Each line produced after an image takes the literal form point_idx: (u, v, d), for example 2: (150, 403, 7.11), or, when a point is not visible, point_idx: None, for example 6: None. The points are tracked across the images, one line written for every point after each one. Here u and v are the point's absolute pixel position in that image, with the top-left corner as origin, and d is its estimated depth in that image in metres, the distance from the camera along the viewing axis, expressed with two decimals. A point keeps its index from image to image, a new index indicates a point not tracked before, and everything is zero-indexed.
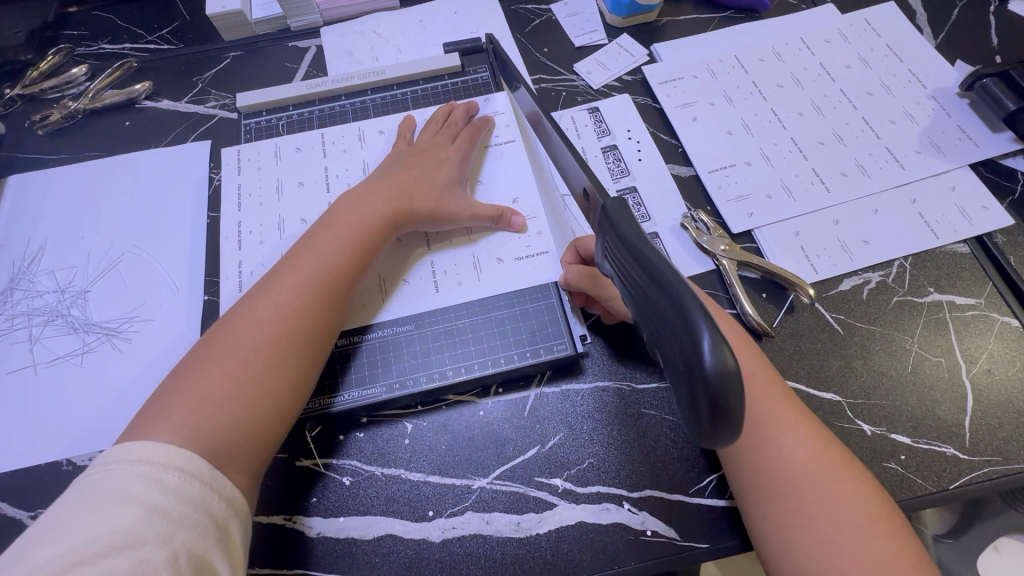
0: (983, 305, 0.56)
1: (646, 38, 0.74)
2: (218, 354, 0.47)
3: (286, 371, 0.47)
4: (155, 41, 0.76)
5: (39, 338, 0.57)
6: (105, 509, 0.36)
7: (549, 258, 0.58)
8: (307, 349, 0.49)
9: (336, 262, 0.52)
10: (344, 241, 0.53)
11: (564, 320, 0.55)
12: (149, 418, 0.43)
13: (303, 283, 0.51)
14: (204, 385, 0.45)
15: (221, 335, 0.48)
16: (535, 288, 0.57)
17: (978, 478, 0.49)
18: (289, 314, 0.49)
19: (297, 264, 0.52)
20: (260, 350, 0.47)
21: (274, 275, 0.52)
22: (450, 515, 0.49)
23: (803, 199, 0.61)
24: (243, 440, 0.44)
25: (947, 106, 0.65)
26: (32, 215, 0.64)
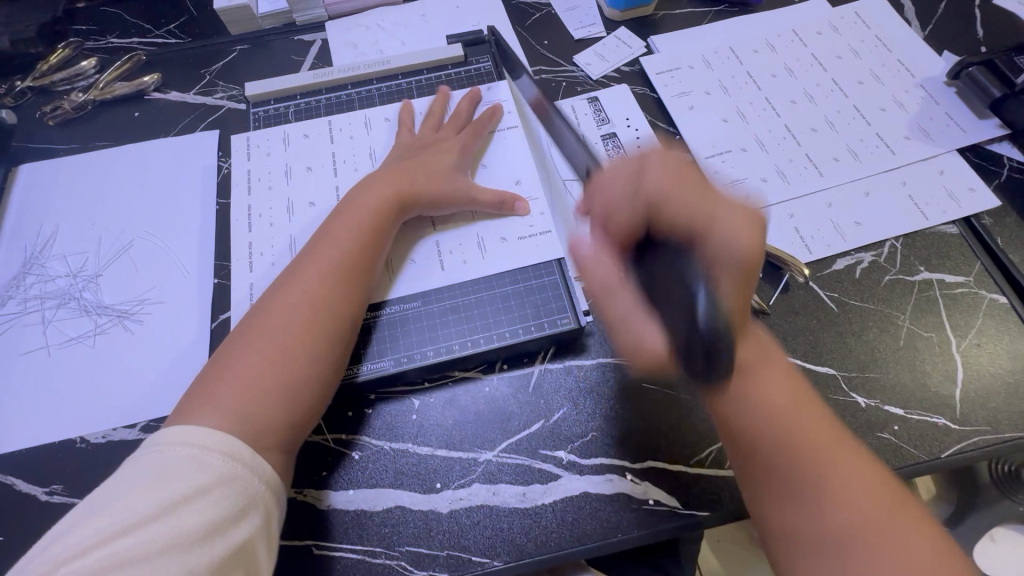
0: (972, 283, 0.58)
1: (644, 30, 0.76)
2: (254, 344, 0.48)
3: (320, 355, 0.49)
4: (163, 36, 0.78)
5: (52, 320, 0.58)
6: (150, 487, 0.39)
7: (552, 237, 0.60)
8: (336, 329, 0.50)
9: (355, 249, 0.54)
10: (358, 225, 0.55)
11: (568, 295, 0.57)
12: (189, 406, 0.45)
13: (326, 267, 0.52)
14: (242, 371, 0.47)
15: (252, 324, 0.50)
16: (540, 266, 0.58)
17: (969, 447, 0.51)
18: (316, 298, 0.50)
19: (320, 250, 0.54)
20: (290, 334, 0.48)
21: (296, 265, 0.53)
22: (457, 487, 0.50)
23: (797, 182, 0.63)
24: (284, 421, 0.46)
25: (935, 94, 0.67)
26: (44, 203, 0.65)
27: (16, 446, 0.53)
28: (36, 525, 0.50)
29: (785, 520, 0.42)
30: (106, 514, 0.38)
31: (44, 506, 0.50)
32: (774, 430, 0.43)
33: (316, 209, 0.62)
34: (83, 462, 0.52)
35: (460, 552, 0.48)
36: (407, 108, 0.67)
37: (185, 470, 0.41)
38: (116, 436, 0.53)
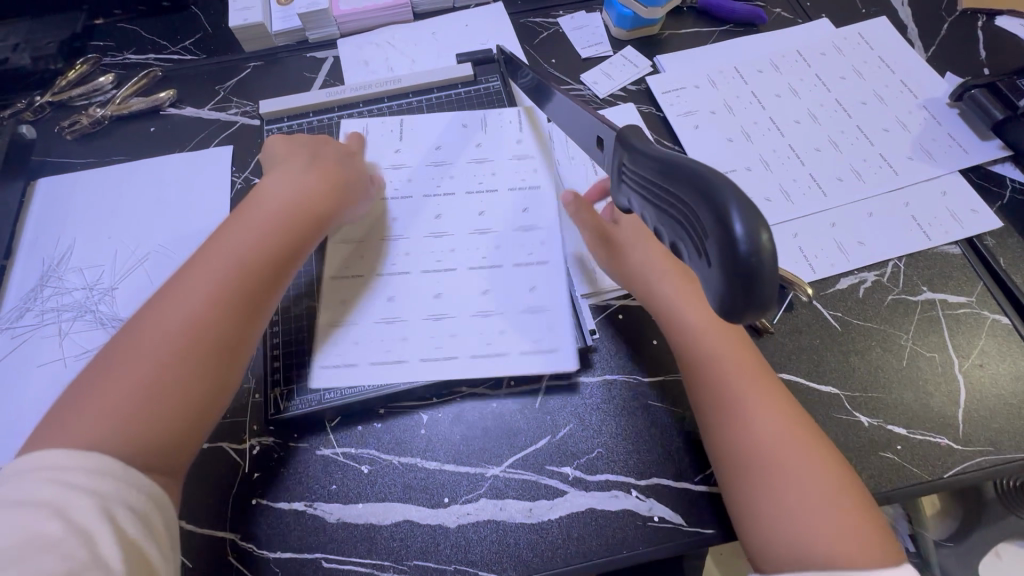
0: (974, 304, 0.58)
1: (650, 50, 0.77)
2: (139, 350, 0.44)
3: (227, 362, 0.46)
4: (178, 52, 0.80)
5: (68, 332, 0.60)
6: (21, 516, 0.36)
7: (550, 266, 0.59)
8: (225, 352, 0.46)
9: (263, 249, 0.51)
10: (256, 238, 0.51)
11: (562, 329, 0.56)
12: (53, 429, 0.41)
13: (218, 284, 0.47)
14: (114, 392, 0.42)
15: (128, 342, 0.44)
16: (539, 294, 0.58)
17: (971, 467, 0.51)
18: (208, 314, 0.46)
19: (207, 263, 0.49)
20: (170, 353, 0.44)
21: (189, 264, 0.49)
22: (464, 502, 0.51)
23: (801, 202, 0.64)
24: (165, 450, 0.42)
25: (937, 115, 0.68)
26: (62, 216, 0.67)
27: None
28: None
29: (754, 509, 0.45)
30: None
31: None
32: (726, 390, 0.49)
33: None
34: None
35: (467, 566, 0.49)
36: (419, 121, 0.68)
37: (52, 495, 0.37)
38: None
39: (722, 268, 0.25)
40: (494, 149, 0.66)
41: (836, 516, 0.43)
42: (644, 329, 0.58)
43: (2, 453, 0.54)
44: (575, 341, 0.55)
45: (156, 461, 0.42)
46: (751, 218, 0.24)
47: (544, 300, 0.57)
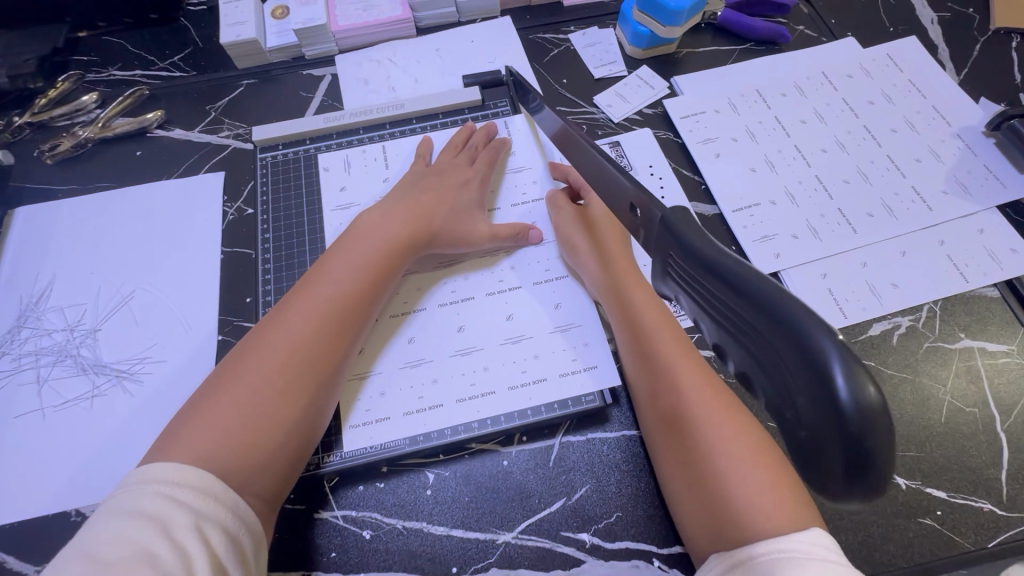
0: (1015, 352, 0.55)
1: (666, 70, 0.73)
2: (235, 380, 0.45)
3: (300, 399, 0.46)
4: (167, 68, 0.75)
5: (48, 379, 0.56)
6: (127, 529, 0.36)
7: (571, 282, 0.58)
8: (320, 373, 0.48)
9: (352, 288, 0.51)
10: (360, 264, 0.52)
11: (595, 343, 0.55)
12: (173, 436, 0.43)
13: (311, 320, 0.49)
14: (222, 405, 0.44)
15: (238, 358, 0.47)
16: (566, 314, 0.56)
17: (1017, 536, 0.48)
18: (306, 335, 0.48)
19: (312, 286, 0.51)
20: (270, 371, 0.46)
21: (290, 299, 0.51)
22: (474, 572, 0.47)
23: (830, 240, 0.60)
24: (258, 467, 0.43)
25: (973, 145, 0.64)
26: (42, 249, 0.63)
27: (7, 519, 0.50)
28: None
29: (683, 486, 0.44)
30: (78, 559, 0.35)
31: None
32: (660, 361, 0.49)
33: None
34: None
35: None
36: (426, 142, 0.65)
37: (161, 510, 0.38)
38: None
39: (818, 427, 0.22)
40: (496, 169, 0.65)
41: (766, 478, 0.41)
42: None
43: None
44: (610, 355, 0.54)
45: (250, 476, 0.43)
46: (854, 378, 0.20)
47: (573, 317, 0.56)
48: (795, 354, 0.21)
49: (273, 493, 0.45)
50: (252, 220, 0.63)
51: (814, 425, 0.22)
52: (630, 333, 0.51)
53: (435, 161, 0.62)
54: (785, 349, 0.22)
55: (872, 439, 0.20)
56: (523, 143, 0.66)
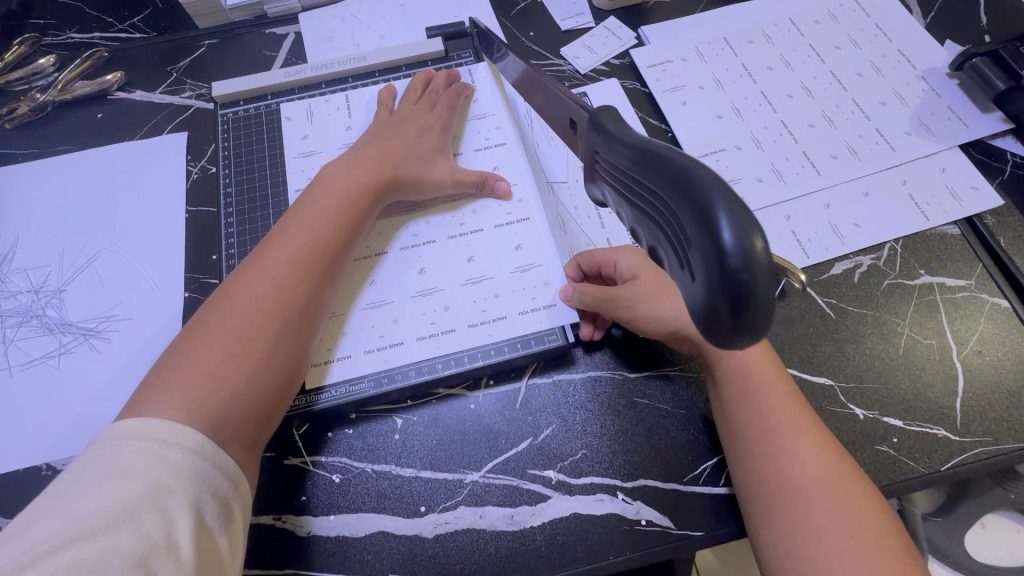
0: (973, 287, 0.56)
1: (634, 20, 0.72)
2: (215, 329, 0.45)
3: (286, 346, 0.47)
4: (126, 30, 0.74)
5: (14, 340, 0.55)
6: (108, 485, 0.36)
7: (533, 224, 0.58)
8: (303, 320, 0.48)
9: (327, 236, 0.51)
10: (334, 213, 0.52)
11: (555, 283, 0.55)
12: (154, 388, 0.42)
13: (290, 268, 0.49)
14: (205, 354, 0.44)
15: (213, 310, 0.46)
16: (528, 256, 0.57)
17: (969, 460, 0.49)
18: (283, 283, 0.48)
19: (283, 236, 0.51)
20: (249, 320, 0.46)
21: (264, 249, 0.50)
22: (442, 510, 0.48)
23: (793, 182, 0.60)
24: (245, 414, 0.44)
25: (936, 87, 0.65)
26: (3, 213, 0.62)
27: None
28: None
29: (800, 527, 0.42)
30: (56, 516, 0.35)
31: None
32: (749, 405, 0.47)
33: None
34: None
35: None
36: (389, 88, 0.64)
37: (143, 468, 0.38)
38: None
39: (710, 280, 0.24)
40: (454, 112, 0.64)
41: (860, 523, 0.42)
42: None
43: None
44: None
45: (240, 423, 0.44)
46: (738, 227, 0.23)
47: (534, 258, 0.56)
48: (692, 211, 0.25)
49: (259, 439, 0.45)
50: (216, 178, 0.63)
51: (706, 279, 0.24)
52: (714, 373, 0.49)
53: (398, 109, 0.62)
54: (684, 207, 0.25)
55: (751, 285, 0.23)
56: (489, 95, 0.66)
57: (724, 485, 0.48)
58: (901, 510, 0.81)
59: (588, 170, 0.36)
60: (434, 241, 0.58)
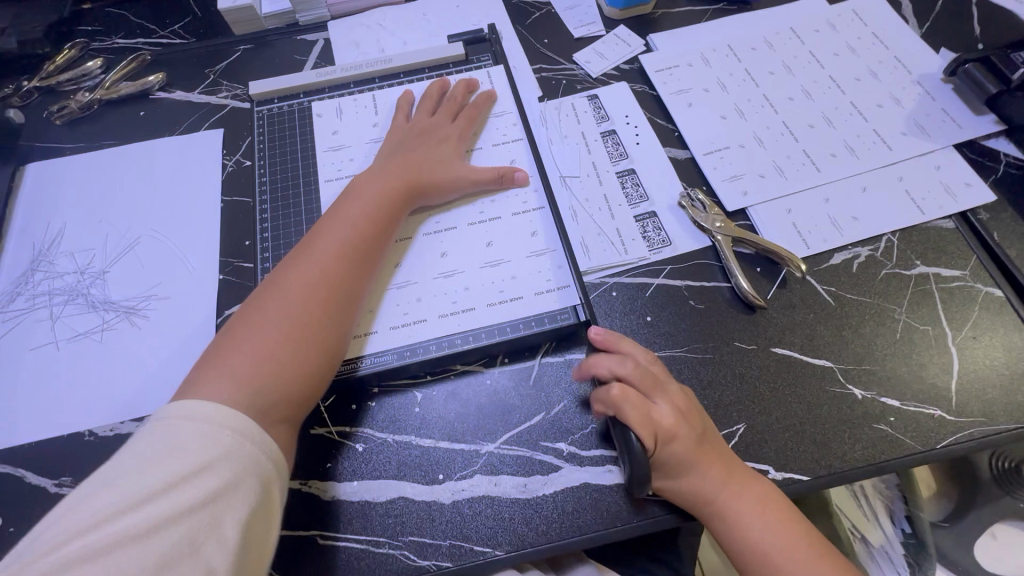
0: (968, 277, 0.58)
1: (643, 29, 0.77)
2: (263, 317, 0.49)
3: (327, 333, 0.50)
4: (168, 36, 0.79)
5: (60, 316, 0.59)
6: (162, 458, 0.39)
7: (545, 213, 0.62)
8: (341, 311, 0.52)
9: (361, 233, 0.55)
10: (368, 214, 0.56)
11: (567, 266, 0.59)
12: (210, 370, 0.46)
13: (328, 264, 0.53)
14: (254, 339, 0.48)
15: (261, 300, 0.51)
16: (542, 242, 0.60)
17: (964, 439, 0.51)
18: (325, 272, 0.52)
19: (324, 232, 0.55)
20: (299, 305, 0.50)
21: (306, 245, 0.54)
22: (459, 478, 0.51)
23: (795, 178, 0.63)
24: (295, 395, 0.48)
25: (932, 91, 0.68)
26: (52, 201, 0.66)
27: (27, 440, 0.54)
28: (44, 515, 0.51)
29: None
30: (116, 486, 0.38)
31: (52, 497, 0.51)
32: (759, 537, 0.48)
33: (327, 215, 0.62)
34: (92, 455, 0.53)
35: (462, 542, 0.49)
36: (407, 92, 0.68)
37: (195, 445, 0.40)
38: (123, 429, 0.54)
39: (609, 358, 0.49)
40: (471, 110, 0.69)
41: None
42: (638, 306, 0.58)
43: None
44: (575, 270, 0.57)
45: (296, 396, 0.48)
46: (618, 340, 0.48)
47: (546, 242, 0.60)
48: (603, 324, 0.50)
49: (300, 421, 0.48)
50: (250, 171, 0.67)
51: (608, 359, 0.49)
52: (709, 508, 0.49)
53: (418, 117, 0.66)
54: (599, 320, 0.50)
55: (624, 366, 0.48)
56: (504, 94, 0.70)
57: None
58: (908, 514, 0.81)
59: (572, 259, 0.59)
60: (452, 227, 0.61)
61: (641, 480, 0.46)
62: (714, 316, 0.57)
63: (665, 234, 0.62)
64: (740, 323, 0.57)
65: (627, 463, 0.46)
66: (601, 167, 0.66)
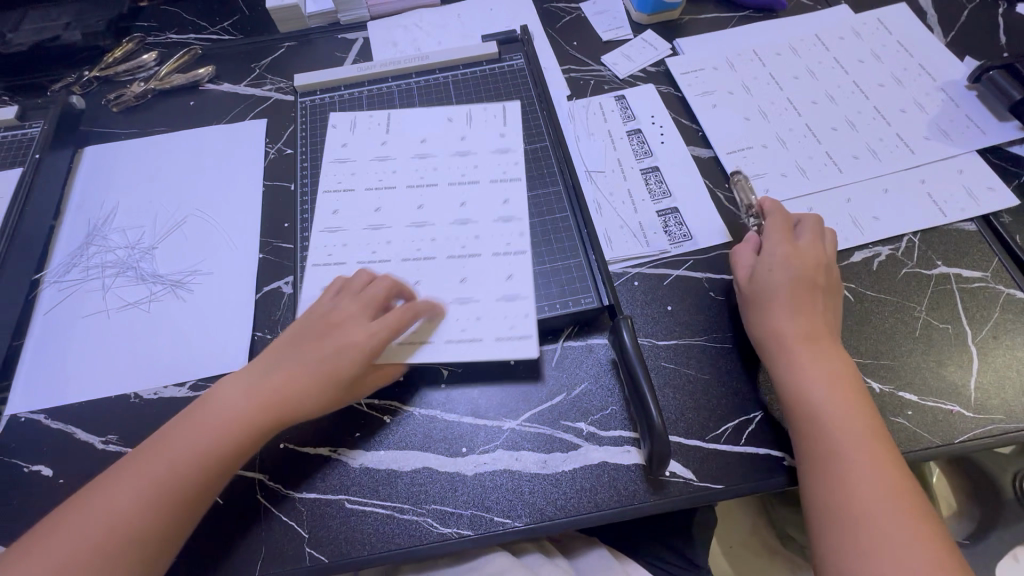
0: (989, 278, 0.59)
1: (670, 34, 0.79)
2: (85, 511, 0.45)
3: (146, 533, 0.44)
4: (217, 33, 0.84)
5: (111, 287, 0.63)
6: None
7: (525, 258, 0.60)
8: (172, 509, 0.46)
9: (204, 451, 0.48)
10: (218, 455, 0.48)
11: (533, 320, 0.56)
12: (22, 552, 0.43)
13: (159, 494, 0.46)
14: (62, 543, 0.43)
15: (84, 501, 0.46)
16: (517, 291, 0.58)
17: (983, 435, 0.52)
18: (195, 461, 0.47)
19: (183, 455, 0.47)
20: (150, 496, 0.45)
21: (141, 456, 0.48)
22: (481, 452, 0.53)
23: (816, 178, 0.65)
24: None
25: (955, 97, 0.69)
26: (106, 182, 0.71)
27: (77, 399, 0.57)
28: (90, 470, 0.54)
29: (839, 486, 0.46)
30: None
31: (98, 453, 0.54)
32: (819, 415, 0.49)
33: (352, 194, 0.65)
34: (137, 415, 0.56)
35: (482, 512, 0.50)
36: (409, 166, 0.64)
37: None
38: (166, 392, 0.57)
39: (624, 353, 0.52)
40: (480, 142, 0.68)
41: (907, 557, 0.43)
42: (659, 296, 0.60)
43: (52, 393, 0.58)
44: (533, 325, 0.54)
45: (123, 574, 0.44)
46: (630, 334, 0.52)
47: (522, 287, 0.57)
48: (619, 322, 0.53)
49: None
50: (291, 158, 0.71)
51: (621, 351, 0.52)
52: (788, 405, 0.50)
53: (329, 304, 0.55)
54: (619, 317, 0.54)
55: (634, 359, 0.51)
56: (515, 132, 0.68)
57: (743, 444, 0.52)
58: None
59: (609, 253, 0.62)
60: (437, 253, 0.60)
61: (660, 455, 0.47)
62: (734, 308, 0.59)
63: (686, 229, 0.63)
64: None
65: (648, 439, 0.48)
66: (626, 163, 0.68)
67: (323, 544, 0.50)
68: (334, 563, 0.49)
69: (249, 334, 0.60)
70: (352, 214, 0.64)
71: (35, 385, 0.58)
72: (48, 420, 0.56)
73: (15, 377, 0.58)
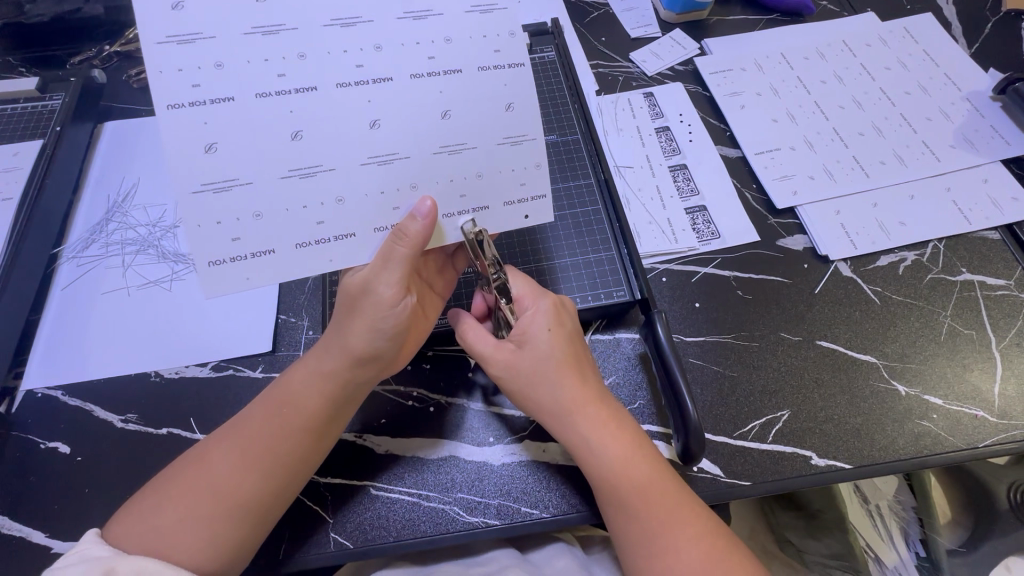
0: (1012, 286, 0.60)
1: (699, 34, 0.79)
2: (209, 462, 0.45)
3: (280, 472, 0.45)
4: None
5: (132, 265, 0.62)
6: None
7: (527, 75, 0.44)
8: (298, 451, 0.46)
9: (310, 403, 0.47)
10: (326, 392, 0.47)
11: (546, 165, 0.46)
12: (152, 502, 0.43)
13: (283, 435, 0.46)
14: (195, 491, 0.43)
15: (210, 449, 0.45)
16: (531, 190, 0.47)
17: (1008, 439, 0.52)
18: (290, 425, 0.46)
19: (294, 397, 0.47)
20: (265, 459, 0.45)
21: (255, 409, 0.47)
22: (509, 442, 0.53)
23: (844, 181, 0.65)
24: (249, 527, 0.44)
25: (980, 107, 0.70)
26: (128, 158, 0.70)
27: (95, 377, 0.56)
28: (108, 449, 0.53)
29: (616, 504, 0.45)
30: None
31: (118, 432, 0.53)
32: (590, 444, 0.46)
33: (217, 45, 0.38)
34: (158, 395, 0.55)
35: (510, 502, 0.50)
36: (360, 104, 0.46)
37: None
38: (188, 372, 0.56)
39: (655, 348, 0.53)
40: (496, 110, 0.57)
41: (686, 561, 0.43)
42: (686, 292, 0.60)
43: (72, 369, 0.57)
44: (539, 117, 0.45)
45: (254, 548, 0.45)
46: (664, 327, 0.52)
47: (537, 189, 0.47)
48: (650, 314, 0.53)
49: (260, 530, 0.45)
50: None
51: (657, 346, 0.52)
52: (558, 427, 0.48)
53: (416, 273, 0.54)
54: (651, 311, 0.54)
55: (666, 353, 0.51)
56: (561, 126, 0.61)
57: (770, 442, 0.52)
58: (924, 538, 0.73)
59: (644, 250, 0.62)
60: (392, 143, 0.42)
61: (695, 452, 0.48)
62: (761, 307, 0.59)
63: (714, 228, 0.64)
64: (787, 316, 0.58)
65: (683, 438, 0.48)
66: (654, 160, 0.68)
67: (347, 529, 0.49)
68: (359, 550, 0.48)
69: (273, 317, 0.59)
70: (240, 75, 0.39)
71: (53, 361, 0.57)
72: (67, 396, 0.55)
73: (33, 352, 0.57)
